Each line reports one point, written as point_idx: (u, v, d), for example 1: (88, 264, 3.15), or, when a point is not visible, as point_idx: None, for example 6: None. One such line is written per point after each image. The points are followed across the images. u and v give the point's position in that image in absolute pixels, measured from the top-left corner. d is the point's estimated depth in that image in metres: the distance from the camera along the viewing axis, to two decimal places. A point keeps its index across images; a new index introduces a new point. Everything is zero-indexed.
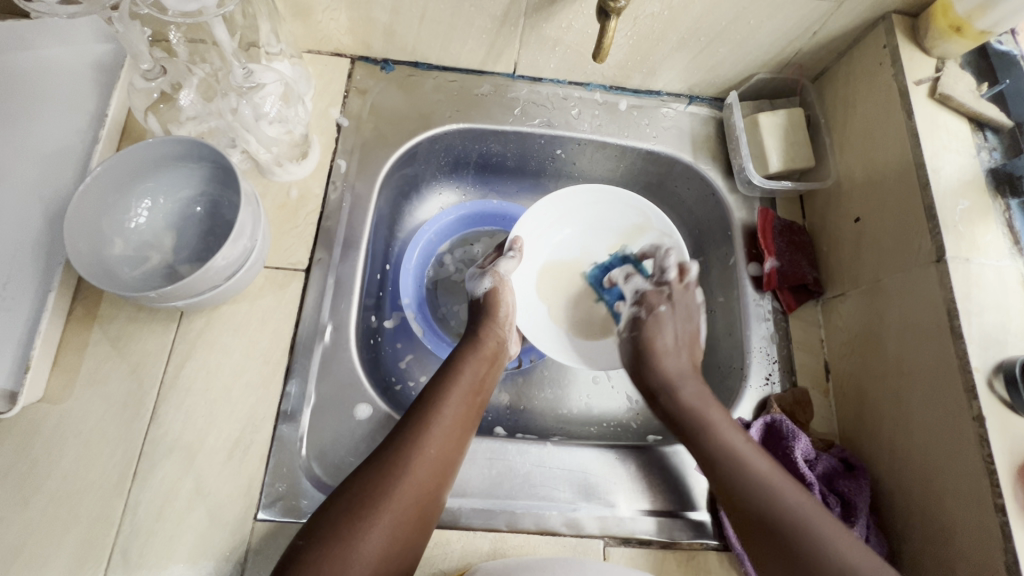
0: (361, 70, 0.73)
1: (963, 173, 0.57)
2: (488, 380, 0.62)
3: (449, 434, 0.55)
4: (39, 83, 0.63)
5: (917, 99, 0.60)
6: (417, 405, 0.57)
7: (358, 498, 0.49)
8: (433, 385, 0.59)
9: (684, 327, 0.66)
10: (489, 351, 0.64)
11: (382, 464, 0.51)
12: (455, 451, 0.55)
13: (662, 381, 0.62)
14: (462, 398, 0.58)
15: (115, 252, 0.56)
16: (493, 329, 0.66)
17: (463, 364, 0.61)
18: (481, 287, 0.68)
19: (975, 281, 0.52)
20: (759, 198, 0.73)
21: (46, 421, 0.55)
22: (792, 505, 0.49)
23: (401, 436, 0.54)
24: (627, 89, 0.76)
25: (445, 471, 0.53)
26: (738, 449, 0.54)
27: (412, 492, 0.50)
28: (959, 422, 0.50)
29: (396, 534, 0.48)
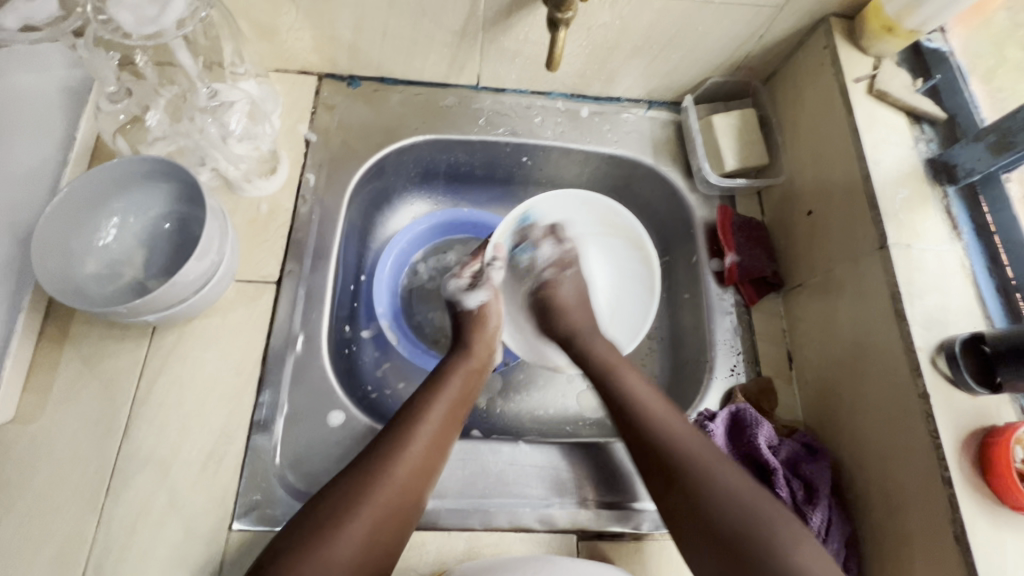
0: (328, 87, 0.75)
1: (902, 164, 0.60)
2: (475, 390, 0.64)
3: (434, 441, 0.56)
4: (5, 109, 0.64)
5: (857, 96, 0.63)
6: (403, 412, 0.58)
7: (339, 504, 0.49)
8: (422, 391, 0.60)
9: (579, 284, 0.74)
10: (477, 363, 0.65)
11: (365, 471, 0.52)
12: (437, 460, 0.55)
13: (597, 367, 0.64)
14: (449, 406, 0.59)
15: (87, 271, 0.57)
16: (483, 340, 0.68)
17: (451, 373, 0.63)
18: (473, 300, 0.71)
19: (917, 265, 0.55)
20: (718, 196, 0.76)
21: (17, 441, 0.55)
22: (676, 451, 0.53)
23: (385, 443, 0.54)
24: (587, 96, 0.79)
25: (426, 480, 0.54)
26: (677, 433, 0.54)
27: (394, 499, 0.51)
28: (906, 399, 0.52)
29: (372, 537, 0.49)
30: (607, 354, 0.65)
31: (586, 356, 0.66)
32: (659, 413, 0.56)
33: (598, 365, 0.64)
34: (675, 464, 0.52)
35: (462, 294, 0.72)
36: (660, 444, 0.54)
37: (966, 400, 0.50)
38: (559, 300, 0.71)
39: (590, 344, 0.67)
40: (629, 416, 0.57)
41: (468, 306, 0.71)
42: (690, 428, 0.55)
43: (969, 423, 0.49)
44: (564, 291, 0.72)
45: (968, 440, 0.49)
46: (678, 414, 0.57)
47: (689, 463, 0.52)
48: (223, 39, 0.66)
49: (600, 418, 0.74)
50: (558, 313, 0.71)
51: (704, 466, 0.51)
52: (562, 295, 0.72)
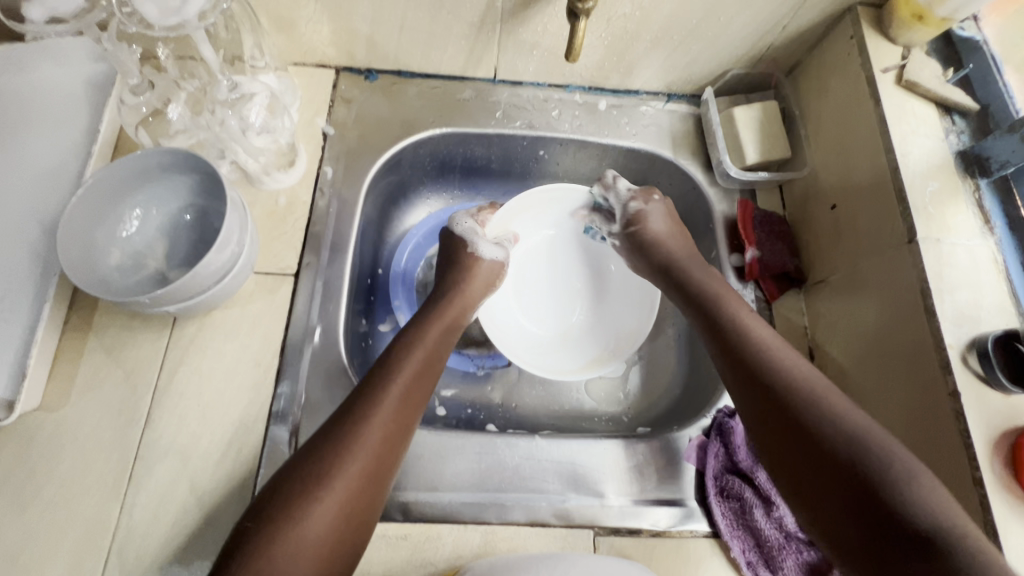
0: (346, 80, 0.75)
1: (932, 156, 0.58)
2: (449, 344, 0.62)
3: (406, 402, 0.54)
4: (30, 102, 0.65)
5: (884, 86, 0.61)
6: (373, 371, 0.55)
7: (309, 471, 0.47)
8: (395, 348, 0.58)
9: (665, 213, 0.70)
10: (455, 312, 0.64)
11: (335, 439, 0.49)
12: (408, 419, 0.53)
13: (698, 293, 0.62)
14: (421, 360, 0.57)
15: (111, 262, 0.58)
16: (463, 295, 0.66)
17: (426, 326, 0.61)
18: (489, 250, 0.70)
19: (947, 260, 0.53)
20: (738, 190, 0.74)
21: (43, 428, 0.56)
22: (782, 368, 0.52)
23: (354, 404, 0.52)
24: (606, 89, 0.78)
25: (400, 438, 0.52)
26: (779, 359, 0.53)
27: (369, 460, 0.49)
28: (936, 398, 0.50)
29: (349, 502, 0.47)
30: (705, 284, 0.62)
31: (687, 287, 0.63)
32: (760, 335, 0.55)
33: (699, 293, 0.62)
34: (776, 382, 0.51)
35: (478, 239, 0.70)
36: (761, 367, 0.53)
37: (998, 399, 0.49)
38: (653, 233, 0.68)
39: (688, 276, 0.64)
40: (736, 343, 0.55)
41: (483, 248, 0.70)
42: (796, 354, 0.53)
43: (1001, 423, 0.48)
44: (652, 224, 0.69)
45: (1001, 440, 0.47)
46: (793, 350, 0.55)
47: (788, 376, 0.51)
48: (243, 31, 0.66)
49: (616, 414, 0.73)
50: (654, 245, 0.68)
51: (820, 396, 0.49)
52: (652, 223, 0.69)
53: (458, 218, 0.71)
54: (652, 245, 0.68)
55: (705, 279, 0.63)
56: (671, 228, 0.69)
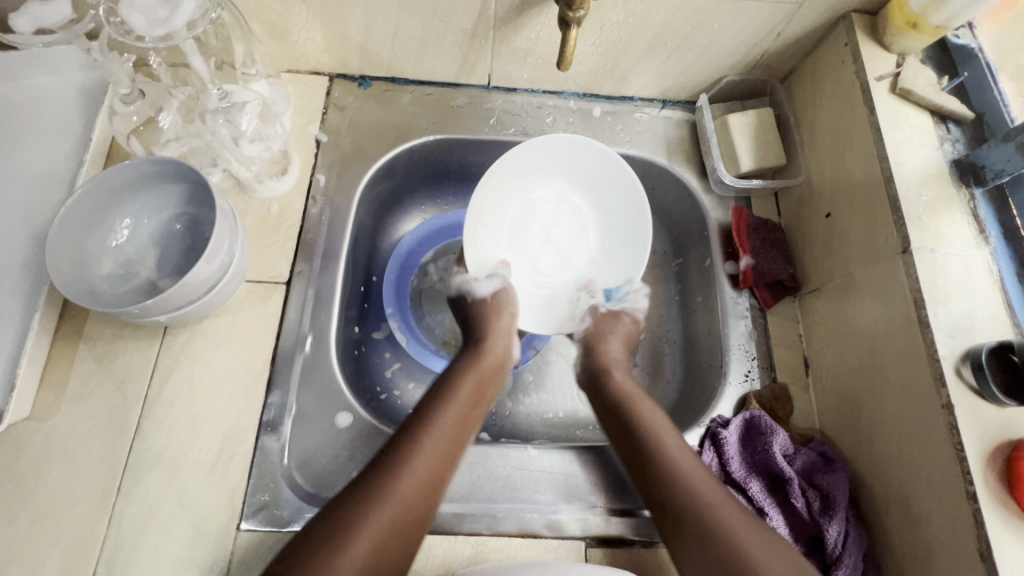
0: (339, 87, 0.75)
1: (926, 165, 0.58)
2: (491, 392, 0.62)
3: (446, 452, 0.53)
4: (22, 110, 0.65)
5: (878, 94, 0.61)
6: (412, 420, 0.55)
7: (343, 517, 0.47)
8: (431, 398, 0.57)
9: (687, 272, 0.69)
10: (494, 361, 0.64)
11: (368, 486, 0.49)
12: (445, 469, 0.53)
13: (616, 397, 0.62)
14: (460, 410, 0.57)
15: (102, 271, 0.58)
16: (497, 336, 0.65)
17: (466, 375, 0.61)
18: (486, 287, 0.68)
19: (941, 270, 0.53)
20: (733, 198, 0.74)
21: (33, 438, 0.56)
22: (687, 488, 0.52)
23: (391, 453, 0.51)
24: (600, 96, 0.77)
25: (435, 492, 0.51)
26: (691, 483, 0.52)
27: (399, 513, 0.48)
28: (930, 410, 0.50)
29: (377, 557, 0.46)
30: (630, 391, 0.62)
31: (610, 392, 0.62)
32: (672, 448, 0.55)
33: (612, 397, 0.62)
34: (687, 512, 0.50)
35: (473, 284, 0.69)
36: (667, 485, 0.52)
37: (992, 411, 0.48)
38: (604, 359, 0.66)
39: (614, 380, 0.63)
40: (647, 460, 0.55)
41: (481, 294, 0.68)
42: (706, 477, 0.53)
43: (995, 436, 0.47)
44: (610, 345, 0.67)
45: (995, 453, 0.47)
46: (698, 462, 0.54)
47: (693, 501, 0.51)
48: (233, 39, 0.65)
49: None
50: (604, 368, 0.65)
51: (722, 525, 0.49)
52: (610, 352, 0.67)
53: (452, 275, 0.71)
54: (593, 351, 0.67)
55: (625, 382, 0.63)
56: (626, 347, 0.68)
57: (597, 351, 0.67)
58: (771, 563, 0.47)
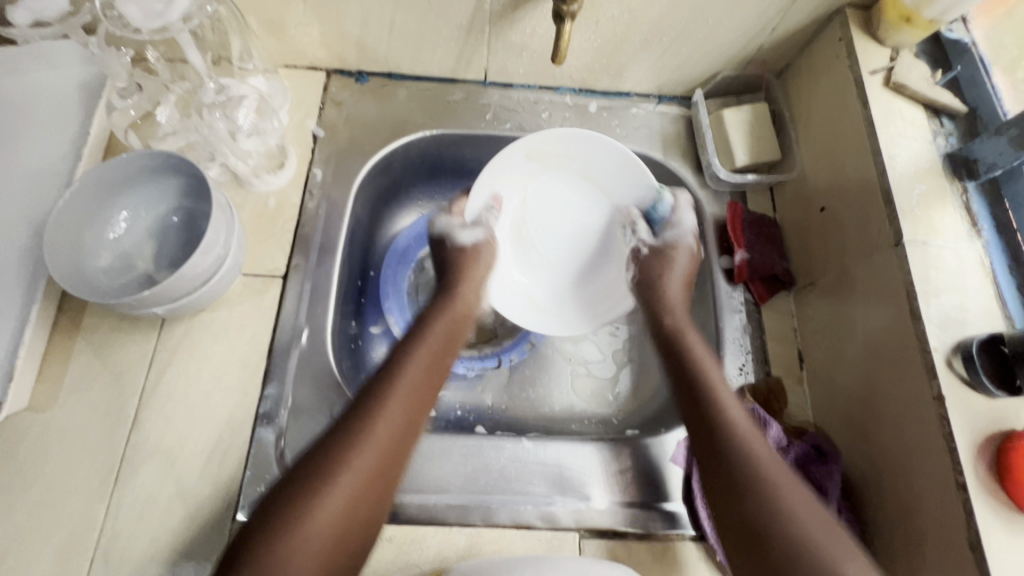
0: (336, 82, 0.75)
1: (919, 159, 0.58)
2: (460, 335, 0.63)
3: (416, 396, 0.54)
4: (21, 105, 0.66)
5: (872, 88, 0.61)
6: (376, 374, 0.55)
7: (320, 462, 0.47)
8: (400, 348, 0.58)
9: (689, 269, 0.68)
10: (462, 305, 0.65)
11: (341, 433, 0.49)
12: (416, 411, 0.53)
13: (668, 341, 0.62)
14: (427, 357, 0.58)
15: (99, 263, 0.58)
16: (470, 282, 0.66)
17: (434, 324, 0.61)
18: (470, 235, 0.69)
19: (933, 263, 0.53)
20: (729, 193, 0.74)
21: (31, 429, 0.56)
22: (736, 425, 0.52)
23: (362, 401, 0.52)
24: (596, 91, 0.78)
25: (410, 433, 0.52)
26: (745, 437, 0.51)
27: (372, 454, 0.48)
28: (921, 402, 0.50)
29: (356, 500, 0.46)
30: (703, 354, 0.59)
31: (687, 356, 0.59)
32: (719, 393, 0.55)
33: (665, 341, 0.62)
34: (725, 446, 0.50)
35: (457, 230, 0.69)
36: (734, 454, 0.50)
37: (983, 402, 0.48)
38: (661, 294, 0.66)
39: (684, 339, 0.61)
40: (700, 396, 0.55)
41: (462, 241, 0.68)
42: (760, 436, 0.51)
43: (986, 427, 0.48)
44: (674, 286, 0.66)
45: (985, 443, 0.47)
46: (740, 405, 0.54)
47: (734, 434, 0.51)
48: (230, 34, 0.67)
49: (605, 416, 0.73)
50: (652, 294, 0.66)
51: (754, 463, 0.49)
52: (669, 293, 0.65)
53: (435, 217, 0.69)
54: (656, 288, 0.66)
55: (678, 327, 0.63)
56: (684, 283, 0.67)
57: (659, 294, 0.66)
58: (812, 525, 0.45)
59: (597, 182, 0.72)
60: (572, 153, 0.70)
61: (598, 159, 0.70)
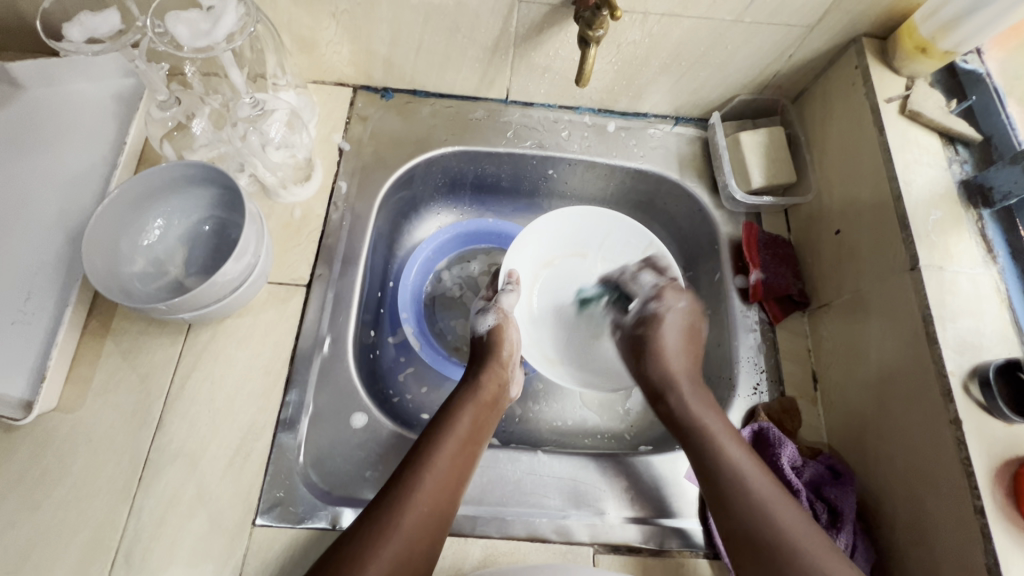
0: (362, 98, 0.78)
1: (935, 185, 0.59)
2: (488, 424, 0.62)
3: (447, 482, 0.54)
4: (64, 115, 0.69)
5: (887, 116, 0.62)
6: (411, 455, 0.56)
7: (358, 546, 0.49)
8: (432, 429, 0.59)
9: (688, 318, 0.69)
10: (493, 393, 0.64)
11: (374, 521, 0.50)
12: (449, 502, 0.54)
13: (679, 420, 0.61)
14: (459, 446, 0.57)
15: (134, 268, 0.60)
16: (497, 371, 0.66)
17: (462, 408, 0.61)
18: (483, 324, 0.70)
19: (949, 287, 0.54)
20: (744, 214, 0.75)
21: (59, 429, 0.58)
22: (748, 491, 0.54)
23: (395, 487, 0.53)
24: (615, 112, 0.80)
25: (441, 523, 0.52)
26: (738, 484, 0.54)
27: (403, 551, 0.49)
28: (938, 425, 0.51)
29: None
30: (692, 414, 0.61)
31: (677, 408, 0.63)
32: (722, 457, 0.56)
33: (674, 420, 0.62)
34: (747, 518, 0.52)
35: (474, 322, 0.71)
36: (730, 489, 0.54)
37: (1000, 428, 0.49)
38: (659, 343, 0.68)
39: (682, 397, 0.63)
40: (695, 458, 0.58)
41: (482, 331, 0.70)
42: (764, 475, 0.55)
43: (1002, 452, 0.48)
44: (669, 337, 0.68)
45: (1002, 469, 0.47)
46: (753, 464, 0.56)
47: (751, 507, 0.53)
48: (267, 51, 0.69)
49: (618, 431, 0.73)
50: (654, 351, 0.68)
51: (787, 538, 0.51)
52: (666, 342, 0.68)
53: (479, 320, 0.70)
54: (652, 360, 0.67)
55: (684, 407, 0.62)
56: (685, 340, 0.68)
57: (652, 348, 0.68)
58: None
59: (546, 244, 0.75)
60: (520, 266, 0.74)
61: (532, 249, 0.75)
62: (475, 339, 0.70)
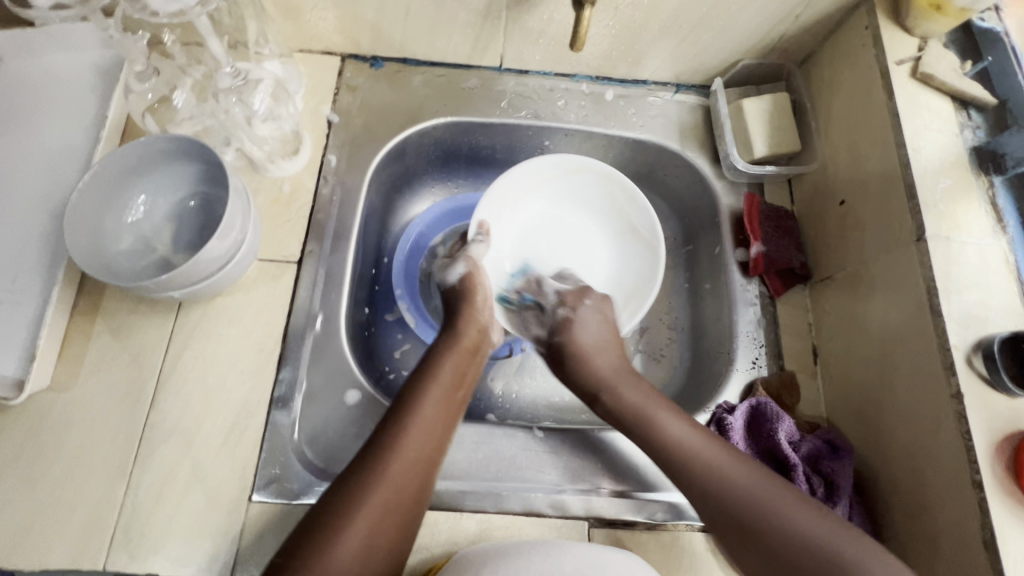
0: (351, 67, 0.75)
1: (945, 151, 0.57)
2: (471, 371, 0.61)
3: (430, 431, 0.53)
4: (42, 88, 0.67)
5: (898, 79, 0.59)
6: (393, 407, 0.55)
7: (340, 499, 0.47)
8: (413, 379, 0.58)
9: (599, 314, 0.67)
10: (473, 338, 0.63)
11: (359, 474, 0.49)
12: (433, 451, 0.53)
13: (596, 377, 0.62)
14: (441, 394, 0.57)
15: (121, 247, 0.59)
16: (471, 317, 0.64)
17: (442, 357, 0.60)
18: (454, 273, 0.68)
19: (956, 259, 0.52)
20: (746, 184, 0.73)
21: (53, 408, 0.58)
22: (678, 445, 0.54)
23: (378, 438, 0.52)
24: (613, 79, 0.77)
25: (425, 471, 0.52)
26: (679, 441, 0.54)
27: (393, 495, 0.49)
28: (939, 399, 0.50)
29: (376, 537, 0.47)
30: (610, 373, 0.62)
31: (619, 409, 0.60)
32: (664, 430, 0.56)
33: (588, 384, 0.62)
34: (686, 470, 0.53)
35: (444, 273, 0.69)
36: (671, 455, 0.54)
37: (1002, 402, 0.48)
38: (576, 345, 0.64)
39: (617, 396, 0.60)
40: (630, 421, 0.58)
41: (452, 281, 0.68)
42: (703, 439, 0.54)
43: (1004, 426, 0.47)
44: (587, 335, 0.65)
45: (1003, 444, 0.47)
46: (684, 422, 0.56)
47: (697, 471, 0.52)
48: (247, 18, 0.67)
49: None
50: (579, 360, 0.64)
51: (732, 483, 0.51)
52: (582, 341, 0.64)
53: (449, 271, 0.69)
54: (577, 364, 0.64)
55: (608, 366, 0.63)
56: (605, 338, 0.65)
57: (573, 351, 0.64)
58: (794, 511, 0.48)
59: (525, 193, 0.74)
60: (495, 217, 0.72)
61: (505, 206, 0.73)
62: (446, 290, 0.68)
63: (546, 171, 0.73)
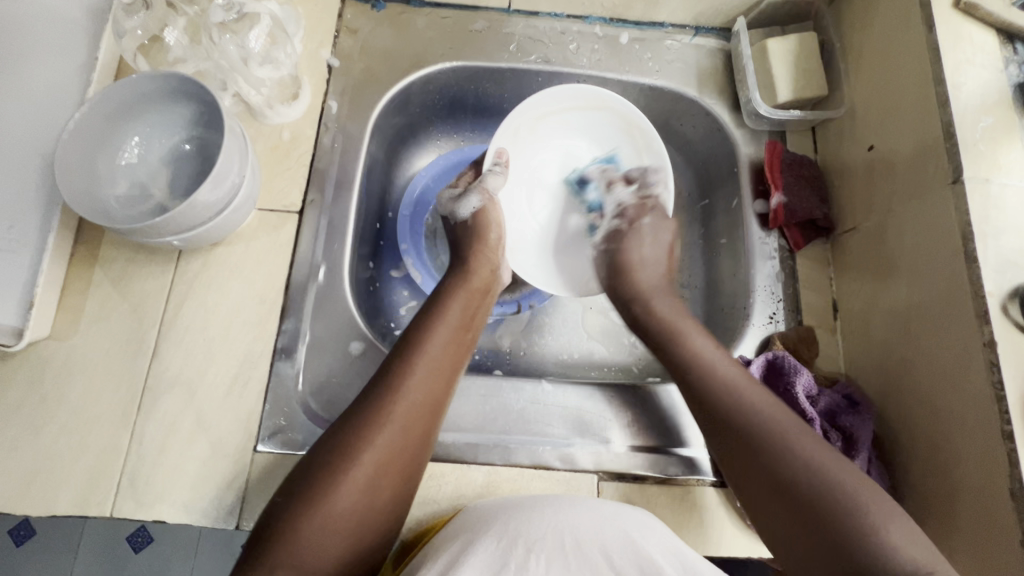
0: (351, 9, 0.71)
1: (987, 88, 0.53)
2: (479, 312, 0.60)
3: (438, 368, 0.52)
4: (29, 29, 0.64)
5: (940, 10, 0.55)
6: (401, 345, 0.54)
7: (344, 435, 0.47)
8: (421, 318, 0.56)
9: (662, 227, 0.66)
10: (483, 279, 0.62)
11: (365, 411, 0.48)
12: (443, 391, 0.52)
13: (660, 326, 0.59)
14: (450, 334, 0.55)
15: (117, 191, 0.57)
16: (482, 257, 0.63)
17: (452, 297, 0.59)
18: (467, 207, 0.65)
19: (995, 202, 0.49)
20: (767, 132, 0.69)
21: (54, 356, 0.57)
22: (723, 376, 0.52)
23: (385, 375, 0.51)
24: (629, 21, 0.72)
25: (434, 410, 0.51)
26: (717, 371, 0.53)
27: (400, 432, 0.48)
28: (970, 349, 0.47)
29: (383, 474, 0.46)
30: (673, 316, 0.60)
31: (649, 322, 0.60)
32: (709, 360, 0.54)
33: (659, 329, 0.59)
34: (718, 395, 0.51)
35: (455, 206, 0.66)
36: (700, 384, 0.53)
37: None
38: (626, 256, 0.65)
39: (653, 311, 0.61)
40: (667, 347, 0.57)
41: (462, 216, 0.66)
42: (748, 381, 0.52)
43: None
44: (642, 248, 0.65)
45: None
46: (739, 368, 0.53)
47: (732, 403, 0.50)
48: None
49: (625, 364, 0.71)
50: (625, 273, 0.64)
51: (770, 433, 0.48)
52: (636, 258, 0.64)
53: (460, 207, 0.66)
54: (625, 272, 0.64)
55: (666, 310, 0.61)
56: (660, 252, 0.65)
57: (621, 260, 0.65)
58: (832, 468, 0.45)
59: (535, 124, 0.69)
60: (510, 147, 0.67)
61: (520, 137, 0.68)
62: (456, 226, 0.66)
63: (562, 100, 0.67)
